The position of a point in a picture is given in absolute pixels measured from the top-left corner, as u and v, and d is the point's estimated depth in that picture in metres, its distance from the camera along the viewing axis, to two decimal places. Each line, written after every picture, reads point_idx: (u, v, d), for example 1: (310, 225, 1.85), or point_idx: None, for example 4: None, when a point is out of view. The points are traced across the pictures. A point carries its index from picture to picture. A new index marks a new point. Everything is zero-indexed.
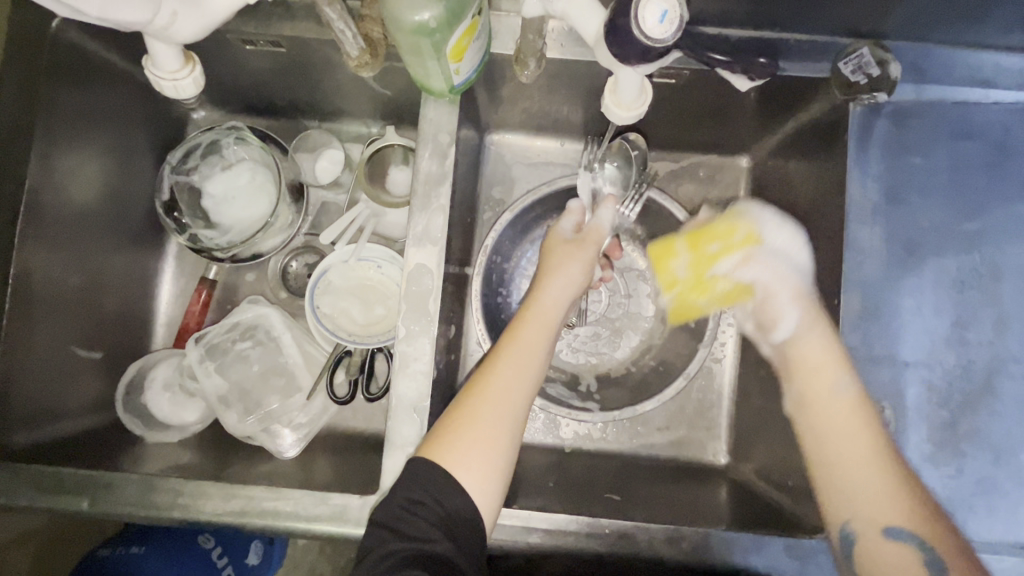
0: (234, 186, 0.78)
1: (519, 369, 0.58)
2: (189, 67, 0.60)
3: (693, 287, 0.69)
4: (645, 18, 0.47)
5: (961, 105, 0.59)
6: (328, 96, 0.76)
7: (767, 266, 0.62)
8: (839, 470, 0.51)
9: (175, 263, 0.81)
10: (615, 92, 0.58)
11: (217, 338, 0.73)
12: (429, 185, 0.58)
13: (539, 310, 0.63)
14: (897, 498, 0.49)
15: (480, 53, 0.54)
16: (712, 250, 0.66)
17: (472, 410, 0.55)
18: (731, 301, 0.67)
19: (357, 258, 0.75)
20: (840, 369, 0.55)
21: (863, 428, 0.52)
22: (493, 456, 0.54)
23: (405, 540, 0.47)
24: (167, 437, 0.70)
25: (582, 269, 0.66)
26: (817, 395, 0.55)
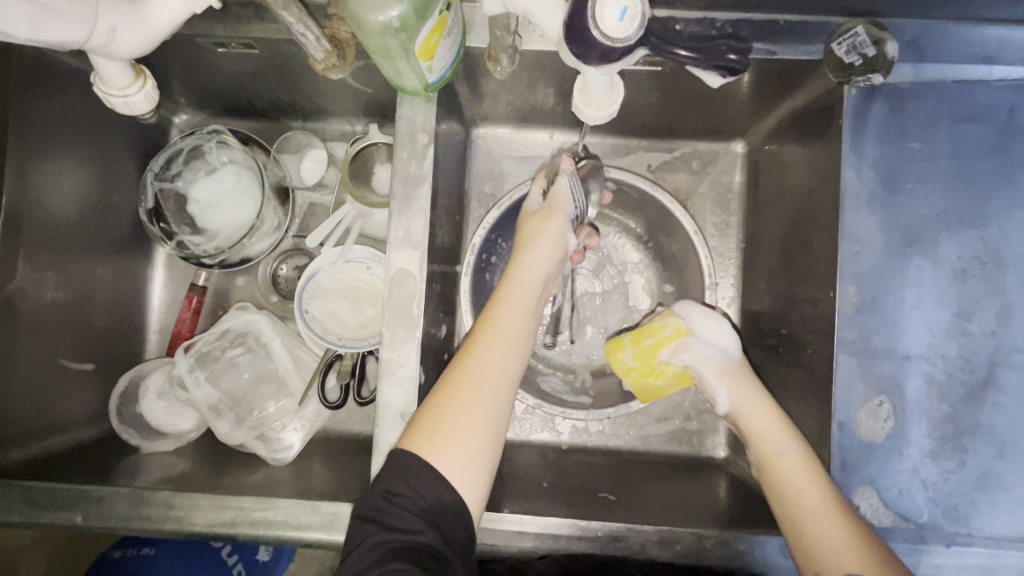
0: (219, 191, 0.77)
1: (499, 350, 0.57)
2: (139, 82, 0.59)
3: (646, 373, 0.71)
4: (604, 16, 0.46)
5: (963, 83, 0.56)
6: (309, 96, 0.74)
7: (698, 354, 0.68)
8: (800, 525, 0.53)
9: (165, 270, 0.80)
10: (586, 93, 0.57)
11: (207, 347, 0.72)
12: (407, 187, 0.57)
13: (517, 287, 0.61)
14: (851, 550, 0.51)
15: (454, 49, 0.52)
16: (654, 340, 0.70)
17: (452, 397, 0.54)
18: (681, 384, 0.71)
19: (344, 260, 0.74)
20: (782, 435, 0.59)
21: (809, 481, 0.54)
22: (476, 443, 0.53)
23: (391, 532, 0.48)
24: (162, 446, 0.70)
25: (556, 243, 0.63)
26: (770, 460, 0.58)
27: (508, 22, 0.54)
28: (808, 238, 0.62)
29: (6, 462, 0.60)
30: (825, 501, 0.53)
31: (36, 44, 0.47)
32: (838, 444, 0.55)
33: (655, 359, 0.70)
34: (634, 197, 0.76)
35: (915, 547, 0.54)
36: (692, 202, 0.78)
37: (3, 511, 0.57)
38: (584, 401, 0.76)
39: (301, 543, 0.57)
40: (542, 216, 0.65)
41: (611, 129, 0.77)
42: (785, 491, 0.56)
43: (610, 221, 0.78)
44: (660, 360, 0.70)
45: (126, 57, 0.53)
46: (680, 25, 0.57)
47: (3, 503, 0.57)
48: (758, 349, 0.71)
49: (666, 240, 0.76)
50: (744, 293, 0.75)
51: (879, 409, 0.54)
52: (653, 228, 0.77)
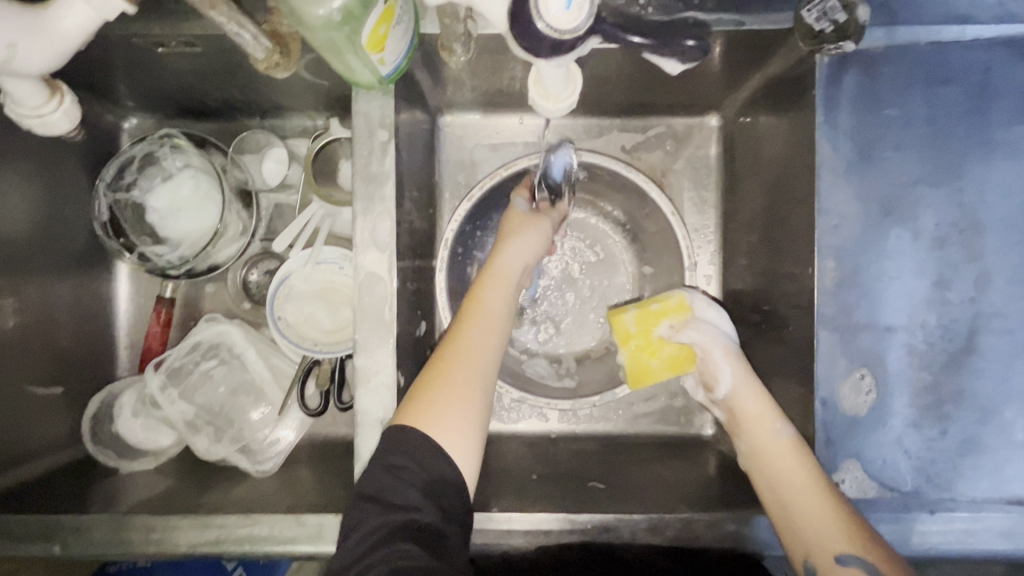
0: (179, 198, 0.74)
1: (488, 328, 0.56)
2: (55, 101, 0.56)
3: (644, 349, 0.69)
4: (549, 8, 0.44)
5: (937, 46, 0.54)
6: (263, 93, 0.71)
7: (705, 332, 0.67)
8: (789, 507, 0.54)
9: (130, 283, 0.77)
10: (541, 85, 0.57)
11: (177, 362, 0.69)
12: (370, 186, 0.54)
13: (501, 269, 0.60)
14: (845, 533, 0.52)
15: (406, 38, 0.49)
16: (656, 314, 0.69)
17: (446, 375, 0.53)
18: (674, 369, 0.69)
19: (315, 262, 0.72)
20: (777, 418, 0.59)
21: (802, 468, 0.54)
22: (472, 419, 0.52)
23: (392, 511, 0.47)
24: (142, 465, 0.69)
25: (539, 241, 0.63)
26: (763, 443, 0.58)
27: (456, 11, 0.52)
28: (786, 213, 0.61)
29: None
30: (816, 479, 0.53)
31: None
32: (822, 421, 0.54)
33: (656, 337, 0.69)
34: (609, 179, 0.74)
35: (900, 516, 0.54)
36: (668, 180, 0.76)
37: None
38: (568, 385, 0.75)
39: (287, 557, 0.56)
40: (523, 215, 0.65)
41: (581, 109, 0.74)
42: (774, 476, 0.56)
43: (585, 205, 0.77)
44: (658, 338, 0.69)
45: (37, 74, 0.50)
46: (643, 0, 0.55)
47: None
48: (741, 326, 0.70)
49: (645, 220, 0.74)
50: (725, 270, 0.74)
51: (861, 383, 0.54)
52: (632, 209, 0.75)
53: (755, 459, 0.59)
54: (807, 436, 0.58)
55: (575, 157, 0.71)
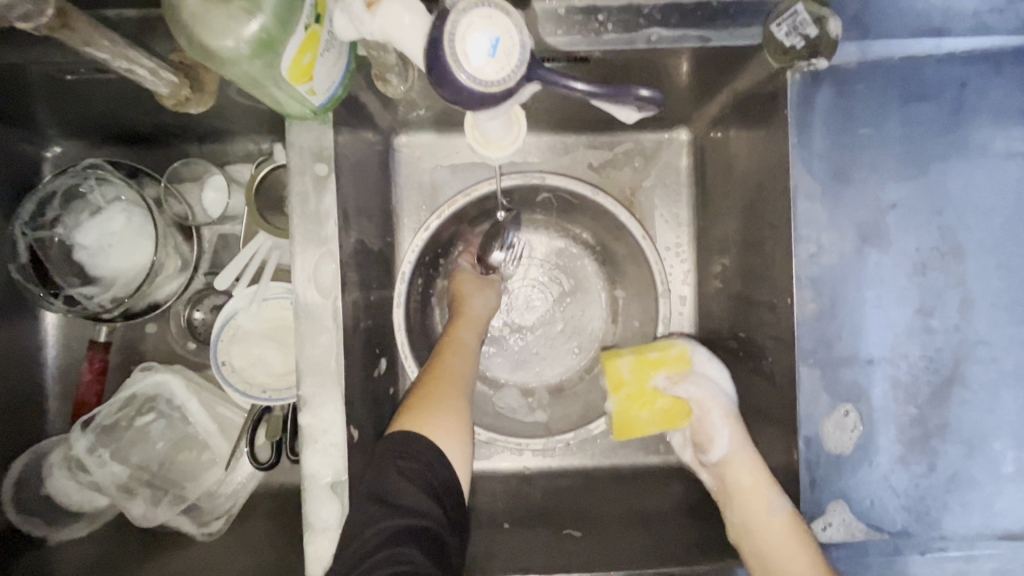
0: (108, 233, 0.67)
1: (466, 354, 0.61)
2: None
3: (635, 399, 0.64)
4: (471, 56, 0.39)
5: (912, 60, 0.51)
6: (196, 119, 0.65)
7: (703, 389, 0.62)
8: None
9: (58, 327, 0.70)
10: (480, 132, 0.51)
11: (108, 419, 0.61)
12: (310, 227, 0.49)
13: (472, 303, 0.66)
14: None
15: (341, 64, 0.44)
16: (656, 365, 0.64)
17: (438, 387, 0.56)
18: (667, 425, 0.64)
19: (261, 299, 0.66)
20: (774, 490, 0.55)
21: (801, 547, 0.52)
22: (466, 426, 0.54)
23: (397, 513, 0.45)
24: (76, 531, 0.63)
25: (497, 294, 0.68)
26: (758, 517, 0.55)
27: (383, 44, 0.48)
28: (761, 237, 0.57)
29: None
30: (814, 556, 0.51)
31: None
32: (807, 460, 0.51)
33: (654, 388, 0.64)
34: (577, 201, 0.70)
35: (890, 559, 0.51)
36: (638, 199, 0.72)
37: None
38: (539, 419, 0.71)
39: None
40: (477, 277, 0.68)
41: (545, 126, 0.70)
42: (772, 558, 0.53)
43: (551, 227, 0.72)
44: (653, 389, 0.64)
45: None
46: (603, 16, 0.50)
47: None
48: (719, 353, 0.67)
49: (615, 243, 0.71)
50: (700, 292, 0.71)
51: (846, 419, 0.51)
52: (601, 231, 0.71)
53: (748, 532, 0.56)
54: (790, 475, 0.55)
55: (537, 181, 0.66)
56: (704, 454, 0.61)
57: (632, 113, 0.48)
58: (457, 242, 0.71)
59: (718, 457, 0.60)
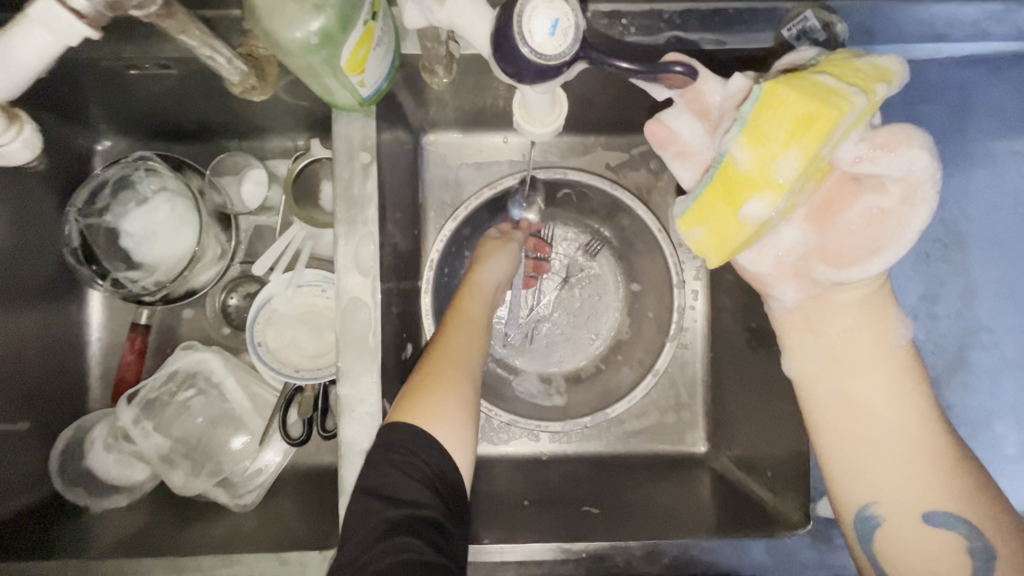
0: (153, 222, 0.72)
1: (469, 331, 0.61)
2: (14, 129, 0.54)
3: (808, 134, 0.41)
4: (533, 32, 0.43)
5: (916, 65, 0.55)
6: (241, 115, 0.69)
7: (896, 169, 0.47)
8: (883, 456, 0.48)
9: (103, 310, 0.74)
10: (526, 110, 0.54)
11: (153, 393, 0.66)
12: (352, 210, 0.53)
13: (478, 282, 0.66)
14: (948, 478, 0.47)
15: (388, 59, 0.48)
16: (819, 120, 0.41)
17: (438, 371, 0.56)
18: (784, 198, 0.43)
19: (297, 285, 0.70)
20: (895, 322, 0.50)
21: (912, 388, 0.48)
22: (466, 408, 0.54)
23: (396, 506, 0.46)
24: (115, 502, 0.65)
25: (510, 258, 0.68)
26: (870, 348, 0.50)
27: (436, 35, 0.54)
28: None
29: None
30: (912, 422, 0.48)
31: None
32: None
33: (847, 100, 0.41)
34: (595, 197, 0.73)
35: None
36: (653, 197, 0.76)
37: None
38: (557, 404, 0.74)
39: None
40: (495, 242, 0.69)
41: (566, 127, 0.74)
42: (867, 420, 0.49)
43: (570, 222, 0.76)
44: (774, 177, 0.43)
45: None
46: (625, 20, 0.54)
47: None
48: (730, 343, 0.70)
49: (632, 237, 0.74)
50: (712, 286, 0.74)
51: None
52: (617, 226, 0.75)
53: (833, 368, 0.51)
54: None
55: (560, 176, 0.71)
56: (845, 264, 0.50)
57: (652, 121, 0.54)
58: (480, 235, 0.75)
59: (773, 265, 0.52)
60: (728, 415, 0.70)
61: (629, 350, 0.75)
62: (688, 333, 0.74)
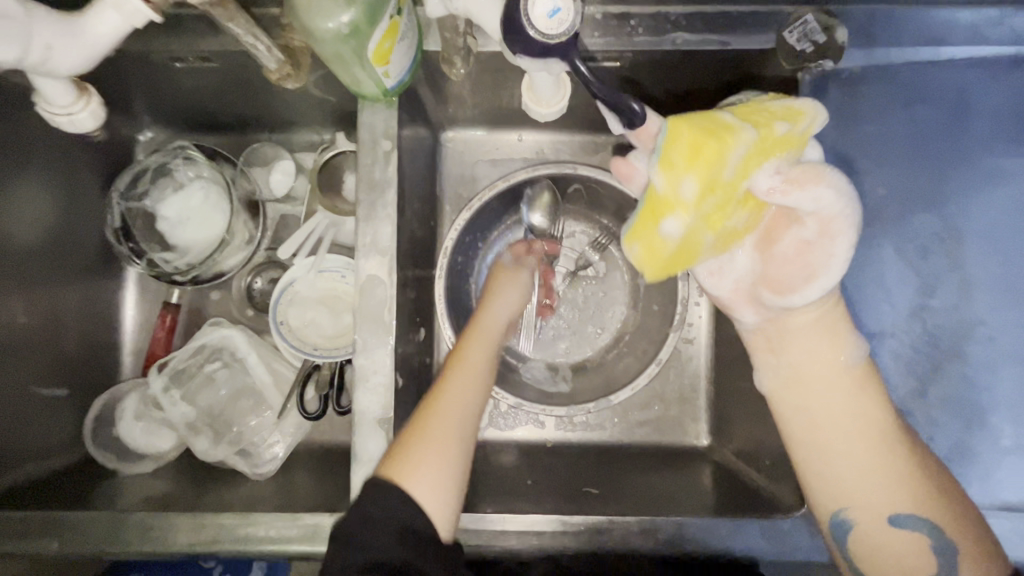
0: (188, 208, 0.76)
1: (471, 372, 0.59)
2: (84, 99, 0.58)
3: (701, 158, 0.47)
4: (534, 13, 0.47)
5: (916, 65, 0.57)
6: (273, 109, 0.74)
7: (801, 201, 0.50)
8: (844, 463, 0.51)
9: (136, 290, 0.78)
10: (533, 91, 0.60)
11: (181, 364, 0.71)
12: (373, 193, 0.57)
13: (483, 322, 0.65)
14: (911, 477, 0.50)
15: (411, 53, 0.52)
16: (706, 145, 0.47)
17: (425, 427, 0.54)
18: (691, 214, 0.49)
19: (318, 270, 0.74)
20: (853, 337, 0.53)
21: (870, 395, 0.51)
22: (448, 466, 0.53)
23: (366, 556, 0.46)
24: (141, 467, 0.69)
25: (518, 291, 0.68)
26: (823, 359, 0.53)
27: (456, 24, 0.58)
28: None
29: None
30: (871, 428, 0.51)
31: None
32: None
33: (734, 133, 0.47)
34: (604, 193, 0.76)
35: None
36: None
37: None
38: (563, 390, 0.77)
39: (284, 557, 0.56)
40: (505, 271, 0.70)
41: (577, 126, 0.77)
42: (831, 429, 0.52)
43: (578, 217, 0.79)
44: (679, 195, 0.48)
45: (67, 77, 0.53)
46: (634, 21, 0.57)
47: None
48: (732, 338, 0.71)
49: None
50: None
51: None
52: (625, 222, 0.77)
53: (792, 384, 0.54)
54: None
55: (570, 171, 0.73)
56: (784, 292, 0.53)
57: (625, 131, 0.54)
58: (493, 227, 0.78)
59: (731, 289, 0.57)
60: (729, 408, 0.72)
61: (634, 342, 0.77)
62: (692, 328, 0.76)
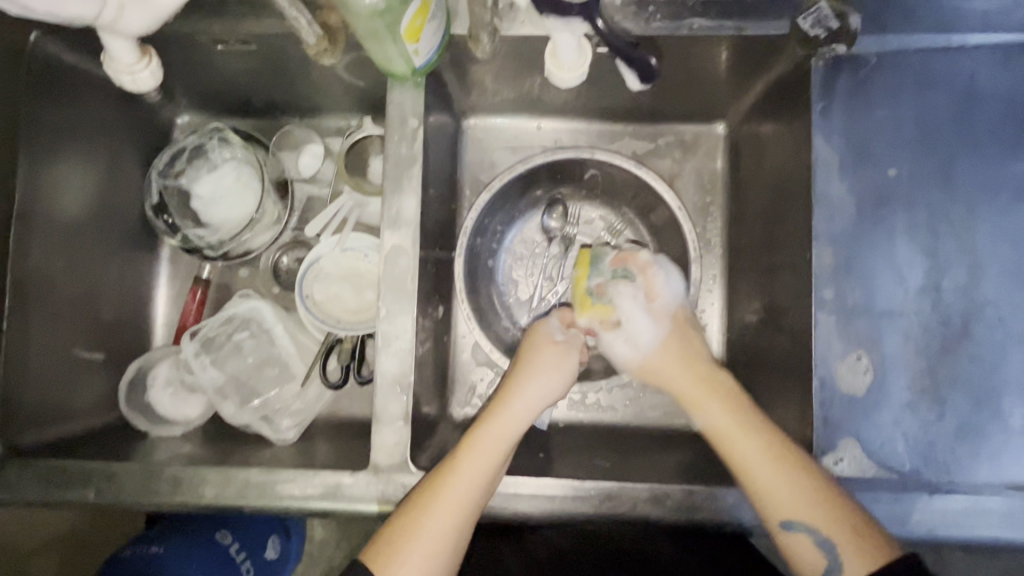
0: (221, 187, 0.79)
1: (484, 457, 0.57)
2: (146, 60, 0.63)
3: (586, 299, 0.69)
4: None
5: (926, 53, 0.59)
6: (304, 94, 0.78)
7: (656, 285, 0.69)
8: (749, 486, 0.55)
9: (170, 266, 0.82)
10: (555, 57, 0.62)
11: (212, 332, 0.75)
12: (399, 168, 0.60)
13: (513, 402, 0.62)
14: (799, 495, 0.52)
15: (439, 33, 0.55)
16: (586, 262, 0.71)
17: (431, 501, 0.55)
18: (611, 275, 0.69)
19: (342, 248, 0.76)
20: (709, 401, 0.60)
21: (749, 433, 0.56)
22: (445, 541, 0.55)
23: None
24: (170, 431, 0.72)
25: (563, 376, 0.65)
26: (708, 412, 0.60)
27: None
28: (787, 208, 0.64)
29: (22, 444, 0.63)
30: (759, 454, 0.55)
31: (53, 18, 0.51)
32: (821, 400, 0.56)
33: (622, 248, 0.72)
34: (620, 180, 0.78)
35: (899, 497, 0.55)
36: (677, 183, 0.80)
37: (21, 492, 0.59)
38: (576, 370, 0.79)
39: (306, 514, 0.59)
40: (547, 346, 0.67)
41: (595, 115, 0.80)
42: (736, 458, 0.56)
43: (594, 203, 0.81)
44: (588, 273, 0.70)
45: (133, 35, 0.58)
46: (651, 8, 0.61)
47: (21, 483, 0.59)
48: (744, 322, 0.73)
49: (654, 219, 0.78)
50: (729, 268, 0.77)
51: (858, 363, 0.56)
52: (640, 208, 0.79)
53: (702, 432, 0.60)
54: (805, 420, 0.60)
55: (586, 156, 0.75)
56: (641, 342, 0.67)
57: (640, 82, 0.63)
58: (511, 211, 0.81)
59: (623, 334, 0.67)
60: None
61: None
62: (705, 313, 0.78)
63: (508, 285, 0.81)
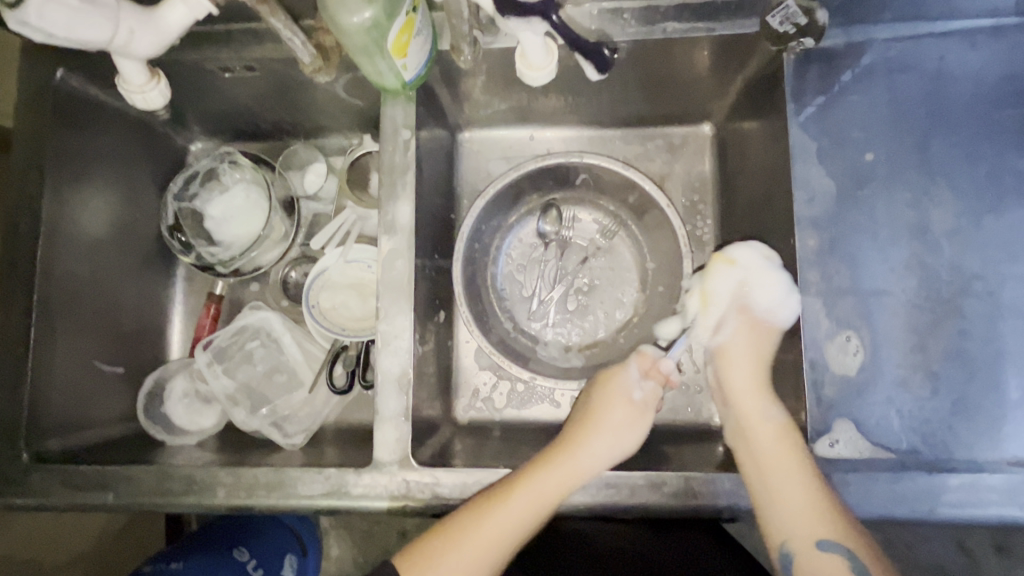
0: (231, 207, 0.83)
1: (539, 493, 0.58)
2: (155, 80, 0.67)
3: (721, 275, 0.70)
4: None
5: (894, 41, 0.61)
6: (308, 115, 0.82)
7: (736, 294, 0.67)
8: (781, 497, 0.56)
9: (185, 284, 0.86)
10: (525, 57, 0.64)
11: (224, 343, 0.78)
12: (393, 175, 0.63)
13: (576, 445, 0.63)
14: (823, 518, 0.54)
15: (425, 48, 0.59)
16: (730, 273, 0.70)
17: (481, 518, 0.57)
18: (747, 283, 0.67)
19: (346, 259, 0.79)
20: (767, 402, 0.62)
21: (792, 450, 0.57)
22: (488, 553, 0.57)
23: None
24: (186, 440, 0.75)
25: (633, 438, 0.66)
26: (751, 421, 0.62)
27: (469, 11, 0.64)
28: (771, 197, 0.65)
29: (45, 451, 0.66)
30: (802, 469, 0.56)
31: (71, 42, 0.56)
32: (812, 380, 0.57)
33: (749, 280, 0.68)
34: (611, 181, 0.80)
35: (899, 475, 0.54)
36: (668, 183, 0.82)
37: (45, 496, 0.63)
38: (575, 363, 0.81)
39: (312, 510, 0.61)
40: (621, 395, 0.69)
41: (584, 122, 0.83)
42: (762, 467, 0.58)
43: (587, 205, 0.84)
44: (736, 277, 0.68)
45: (144, 57, 0.63)
46: (627, 14, 0.64)
47: (45, 486, 0.63)
48: None
49: (647, 218, 0.80)
50: None
51: (848, 343, 0.57)
52: (632, 209, 0.82)
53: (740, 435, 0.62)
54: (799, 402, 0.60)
55: (576, 159, 0.77)
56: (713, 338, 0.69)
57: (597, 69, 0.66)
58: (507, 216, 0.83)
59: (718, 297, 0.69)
60: None
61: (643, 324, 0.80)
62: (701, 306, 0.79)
63: (508, 288, 0.84)
